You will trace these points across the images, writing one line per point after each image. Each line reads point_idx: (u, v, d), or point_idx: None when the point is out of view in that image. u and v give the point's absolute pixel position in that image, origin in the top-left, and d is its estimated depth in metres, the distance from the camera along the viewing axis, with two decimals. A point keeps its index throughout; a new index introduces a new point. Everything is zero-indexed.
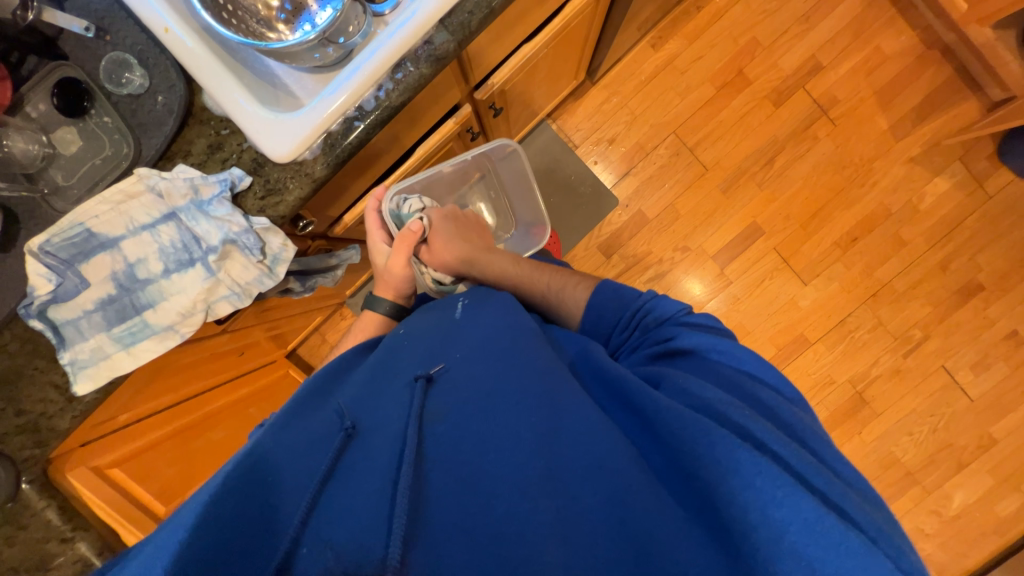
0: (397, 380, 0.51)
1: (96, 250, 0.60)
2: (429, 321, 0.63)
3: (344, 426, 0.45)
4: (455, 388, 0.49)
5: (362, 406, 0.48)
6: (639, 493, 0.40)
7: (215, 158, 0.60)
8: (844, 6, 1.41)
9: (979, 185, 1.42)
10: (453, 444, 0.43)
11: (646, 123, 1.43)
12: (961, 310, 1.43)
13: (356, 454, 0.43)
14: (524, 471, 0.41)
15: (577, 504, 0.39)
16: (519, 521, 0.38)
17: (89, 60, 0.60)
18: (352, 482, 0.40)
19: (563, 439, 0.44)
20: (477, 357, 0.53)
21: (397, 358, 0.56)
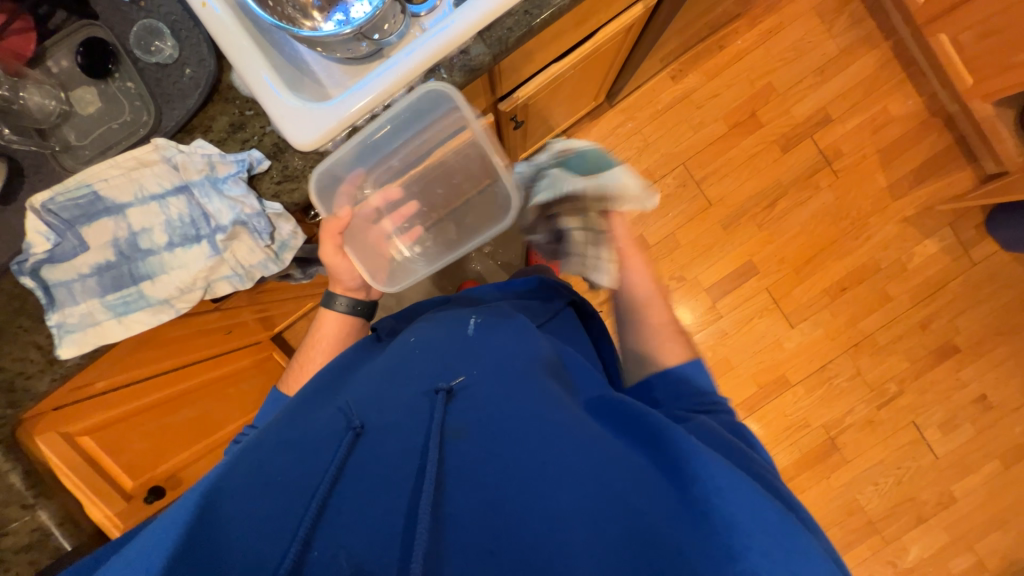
0: (412, 387, 0.51)
1: (100, 214, 0.58)
2: (441, 331, 0.62)
3: (351, 425, 0.46)
4: (471, 397, 0.50)
5: (371, 406, 0.48)
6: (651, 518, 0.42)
7: (236, 138, 0.60)
8: (858, 65, 1.46)
9: (965, 252, 1.48)
10: (469, 453, 0.44)
11: (657, 151, 1.46)
12: (935, 369, 1.48)
13: (367, 456, 0.43)
14: (539, 486, 0.42)
15: (596, 523, 0.40)
16: (534, 536, 0.39)
17: (120, 23, 0.59)
18: (366, 486, 0.41)
19: (580, 455, 0.44)
20: (494, 371, 0.53)
21: (410, 366, 0.55)
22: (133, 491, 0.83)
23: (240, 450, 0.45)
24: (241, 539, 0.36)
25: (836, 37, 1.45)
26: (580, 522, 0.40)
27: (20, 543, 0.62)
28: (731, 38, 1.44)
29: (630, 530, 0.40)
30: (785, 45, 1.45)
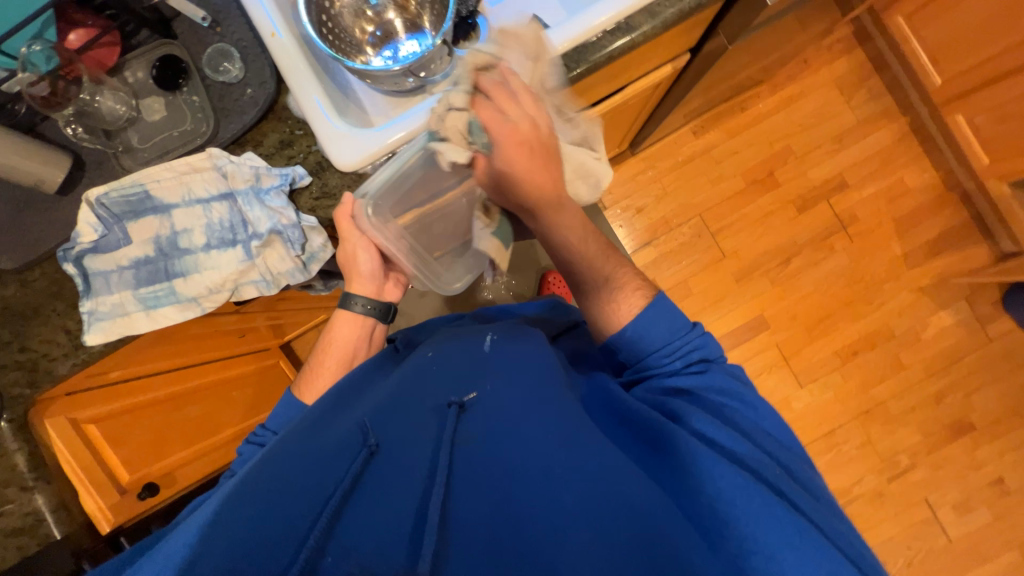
0: (426, 403, 0.53)
1: (147, 212, 0.62)
2: (456, 346, 0.64)
3: (367, 443, 0.47)
4: (485, 414, 0.51)
5: (385, 419, 0.50)
6: (659, 529, 0.42)
7: (283, 154, 0.64)
8: (877, 135, 1.50)
9: (981, 327, 1.46)
10: (480, 469, 0.46)
11: (675, 200, 1.50)
12: (949, 446, 1.44)
13: (380, 474, 0.45)
14: (547, 498, 0.43)
15: (607, 534, 0.40)
16: (542, 542, 0.40)
17: (195, 44, 0.65)
18: (378, 498, 0.43)
19: (585, 470, 0.45)
20: (506, 387, 0.55)
21: (427, 381, 0.57)
22: (127, 485, 0.82)
23: (251, 465, 0.48)
24: (259, 550, 0.38)
25: (855, 108, 1.51)
26: (591, 531, 0.40)
27: (11, 526, 0.62)
28: (752, 101, 1.51)
29: (636, 537, 0.41)
30: (805, 111, 1.51)
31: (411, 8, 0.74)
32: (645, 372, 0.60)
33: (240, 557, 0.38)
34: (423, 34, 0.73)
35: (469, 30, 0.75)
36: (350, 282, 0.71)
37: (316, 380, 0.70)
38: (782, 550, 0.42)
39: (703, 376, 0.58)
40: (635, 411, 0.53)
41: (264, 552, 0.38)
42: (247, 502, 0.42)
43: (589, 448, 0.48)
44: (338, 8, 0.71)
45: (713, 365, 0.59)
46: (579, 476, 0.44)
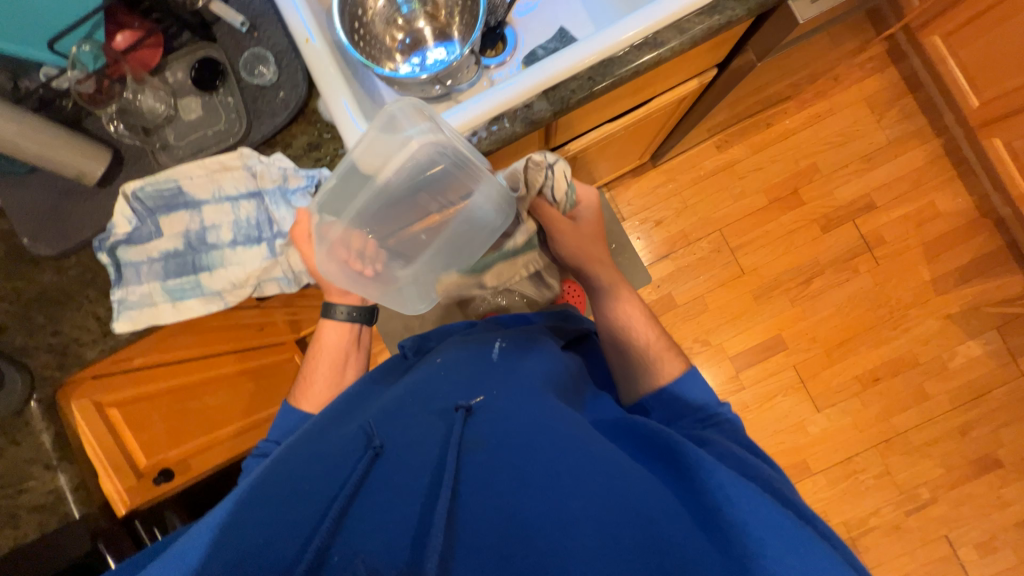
0: (436, 408, 0.54)
1: (179, 207, 0.65)
2: (467, 356, 0.65)
3: (372, 444, 0.49)
4: (492, 420, 0.52)
5: (390, 424, 0.52)
6: (670, 536, 0.41)
7: (311, 156, 0.66)
8: (908, 156, 1.46)
9: (1012, 359, 1.41)
10: (488, 473, 0.46)
11: (695, 215, 1.48)
12: (974, 481, 1.38)
13: (383, 474, 0.47)
14: (551, 498, 0.43)
15: (614, 541, 0.40)
16: (548, 547, 0.40)
17: (234, 47, 0.67)
18: (383, 494, 0.45)
19: (592, 475, 0.45)
20: (512, 394, 0.56)
21: (435, 389, 0.58)
22: (144, 469, 0.84)
23: (270, 463, 0.51)
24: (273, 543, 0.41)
25: (885, 128, 1.47)
26: (598, 537, 0.40)
27: (35, 501, 0.65)
28: (779, 117, 1.49)
29: (647, 545, 0.40)
30: (833, 130, 1.48)
31: (441, 17, 0.76)
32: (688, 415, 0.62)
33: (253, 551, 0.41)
34: (451, 42, 0.75)
35: (497, 40, 0.77)
36: (328, 293, 0.74)
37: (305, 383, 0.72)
38: (793, 558, 0.40)
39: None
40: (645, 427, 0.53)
41: (273, 545, 0.41)
42: (254, 508, 0.44)
43: (597, 456, 0.47)
44: (371, 16, 0.72)
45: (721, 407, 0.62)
46: (585, 477, 0.44)
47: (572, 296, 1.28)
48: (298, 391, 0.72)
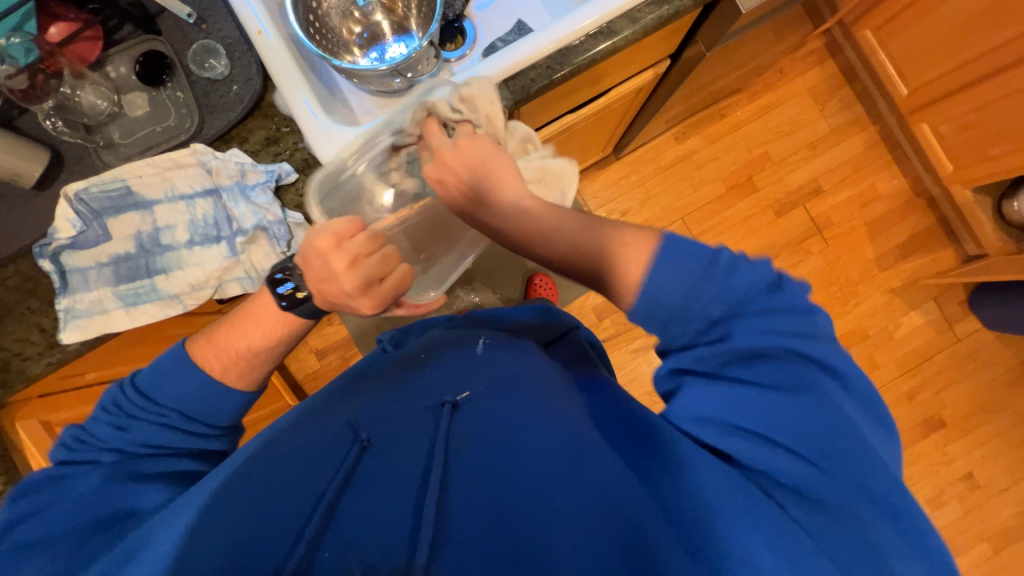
0: (424, 408, 0.56)
1: (128, 208, 0.62)
2: (450, 355, 0.66)
3: (359, 438, 0.52)
4: (477, 415, 0.54)
5: (376, 421, 0.55)
6: (642, 524, 0.41)
7: (269, 151, 0.64)
8: (849, 143, 1.56)
9: (949, 326, 1.53)
10: (474, 467, 0.48)
11: (658, 205, 1.54)
12: (922, 441, 1.50)
13: (370, 468, 0.50)
14: (536, 491, 0.45)
15: (590, 527, 0.41)
16: (527, 534, 0.41)
17: (180, 40, 0.64)
18: (370, 492, 0.47)
19: (572, 467, 0.46)
20: (499, 388, 0.57)
21: (421, 386, 0.60)
22: None
23: (251, 453, 0.52)
24: (262, 540, 0.43)
25: (828, 117, 1.57)
26: (574, 528, 0.41)
27: None
28: (731, 108, 1.56)
29: (621, 535, 0.40)
30: (781, 120, 1.57)
31: (399, 11, 0.76)
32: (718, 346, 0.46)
33: (240, 549, 0.42)
34: (409, 36, 0.74)
35: (456, 33, 0.77)
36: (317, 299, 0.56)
37: (228, 355, 0.60)
38: (763, 553, 0.38)
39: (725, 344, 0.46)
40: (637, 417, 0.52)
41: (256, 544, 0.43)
42: (228, 505, 0.46)
43: (579, 447, 0.48)
44: (326, 9, 0.71)
45: (816, 366, 0.45)
46: (561, 462, 0.47)
47: (545, 289, 1.30)
48: (214, 360, 0.59)
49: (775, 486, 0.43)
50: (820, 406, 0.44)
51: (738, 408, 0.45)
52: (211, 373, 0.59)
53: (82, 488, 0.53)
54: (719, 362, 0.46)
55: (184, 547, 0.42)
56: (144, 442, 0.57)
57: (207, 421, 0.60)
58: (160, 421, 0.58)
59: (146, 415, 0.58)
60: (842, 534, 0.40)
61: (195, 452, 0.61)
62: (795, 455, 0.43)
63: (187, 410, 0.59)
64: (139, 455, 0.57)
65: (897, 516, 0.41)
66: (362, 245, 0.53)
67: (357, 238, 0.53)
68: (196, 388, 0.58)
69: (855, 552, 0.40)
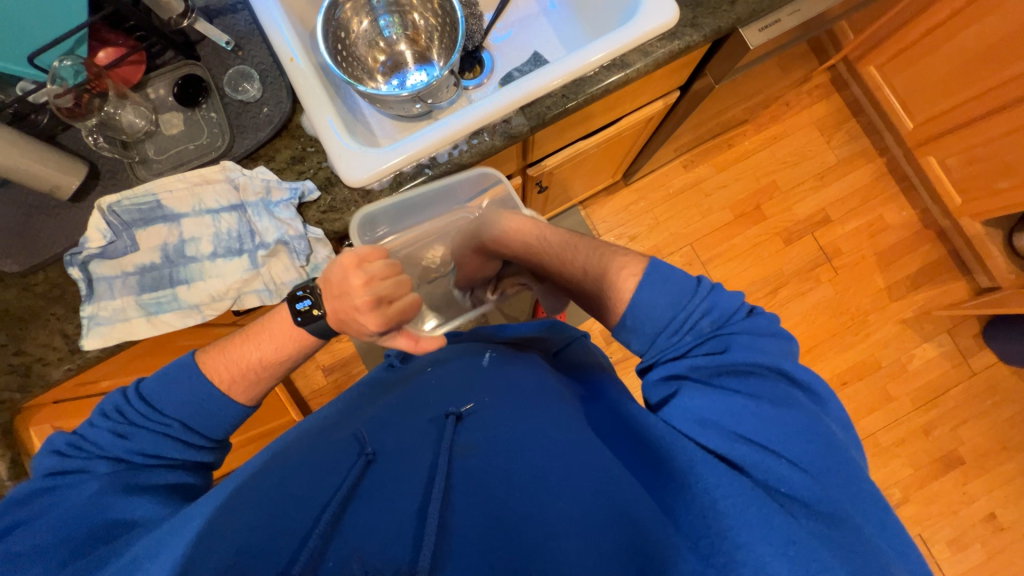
0: (430, 419, 0.57)
1: (157, 220, 0.64)
2: (456, 367, 0.68)
3: (365, 451, 0.53)
4: (481, 423, 0.55)
5: (383, 434, 0.56)
6: (648, 536, 0.41)
7: (294, 169, 0.66)
8: (857, 174, 1.58)
9: (963, 359, 1.51)
10: (475, 475, 0.48)
11: (667, 230, 1.56)
12: (941, 479, 1.47)
13: (376, 476, 0.51)
14: (540, 499, 0.44)
15: (594, 537, 0.41)
16: (530, 541, 0.41)
17: (218, 65, 0.68)
18: (374, 499, 0.48)
19: (577, 477, 0.46)
20: (503, 398, 0.58)
21: (425, 398, 0.62)
22: None
23: (257, 473, 0.54)
24: (268, 545, 0.44)
25: (835, 148, 1.59)
26: (580, 538, 0.41)
27: None
28: (738, 138, 1.60)
29: (626, 546, 0.40)
30: (788, 150, 1.59)
31: (421, 41, 0.80)
32: (690, 371, 0.51)
33: (247, 552, 0.43)
34: (430, 65, 0.79)
35: (474, 63, 0.81)
36: (331, 314, 0.60)
37: (239, 366, 0.62)
38: (777, 563, 0.37)
39: (723, 354, 0.50)
40: (640, 420, 0.51)
41: (262, 551, 0.43)
42: (231, 514, 0.47)
43: (585, 460, 0.48)
44: (353, 39, 0.75)
45: (786, 380, 0.48)
46: (567, 472, 0.47)
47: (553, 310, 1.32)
48: (224, 372, 0.61)
49: (787, 497, 0.41)
50: (810, 424, 0.45)
51: (732, 413, 0.46)
52: (219, 383, 0.61)
53: (73, 497, 0.52)
54: (713, 371, 0.49)
55: (192, 550, 0.44)
56: (145, 451, 0.57)
57: (217, 431, 0.61)
58: (162, 430, 0.58)
59: (150, 424, 0.58)
60: (853, 544, 0.39)
61: (189, 463, 0.61)
62: (796, 464, 0.42)
63: (191, 419, 0.59)
64: (131, 465, 0.57)
65: (884, 527, 0.41)
66: (381, 268, 0.60)
67: (381, 261, 0.61)
68: (201, 398, 0.59)
69: (867, 562, 0.38)
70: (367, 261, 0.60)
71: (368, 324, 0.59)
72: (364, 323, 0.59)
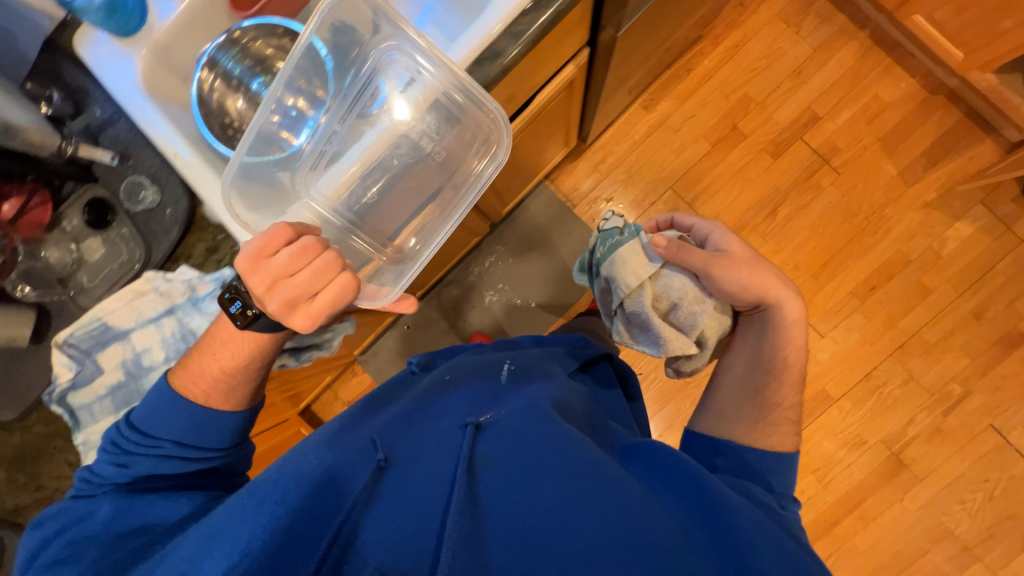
0: (451, 426, 0.60)
1: (111, 340, 0.68)
2: (472, 373, 0.71)
3: (378, 456, 0.55)
4: (500, 437, 0.58)
5: (395, 439, 0.59)
6: (667, 550, 0.47)
7: (212, 260, 0.67)
8: (839, 57, 1.41)
9: (1007, 228, 1.35)
10: (496, 490, 0.52)
11: (642, 180, 1.47)
12: (1005, 362, 1.35)
13: (391, 485, 0.54)
14: (559, 518, 0.49)
15: (615, 550, 0.46)
16: (554, 554, 0.47)
17: (115, 180, 0.69)
18: (393, 508, 0.52)
19: (596, 493, 0.50)
20: (520, 411, 0.61)
21: (441, 407, 0.64)
22: None
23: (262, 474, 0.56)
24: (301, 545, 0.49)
25: (806, 36, 1.42)
26: (602, 551, 0.46)
27: None
28: (696, 59, 1.46)
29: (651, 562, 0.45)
30: (754, 56, 1.44)
31: None
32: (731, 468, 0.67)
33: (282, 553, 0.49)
34: None
35: None
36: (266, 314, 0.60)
37: (206, 379, 0.63)
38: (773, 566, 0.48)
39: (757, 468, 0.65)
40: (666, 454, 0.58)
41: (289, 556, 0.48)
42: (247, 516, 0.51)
43: (602, 473, 0.52)
44: None
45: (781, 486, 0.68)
46: (584, 484, 0.51)
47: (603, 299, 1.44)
48: (201, 390, 0.63)
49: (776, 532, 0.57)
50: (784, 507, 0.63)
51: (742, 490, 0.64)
52: (197, 400, 0.63)
53: (98, 516, 0.58)
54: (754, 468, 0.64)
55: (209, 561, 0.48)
56: (149, 470, 0.61)
57: (217, 439, 0.64)
58: (157, 451, 0.62)
59: (146, 448, 0.62)
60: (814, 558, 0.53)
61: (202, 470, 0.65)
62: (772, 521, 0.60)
63: (185, 437, 0.62)
64: (144, 482, 0.61)
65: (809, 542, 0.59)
66: (282, 261, 0.57)
67: (277, 258, 0.57)
68: (187, 417, 0.62)
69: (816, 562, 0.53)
70: (264, 256, 0.57)
71: (293, 318, 0.58)
72: (297, 316, 0.58)
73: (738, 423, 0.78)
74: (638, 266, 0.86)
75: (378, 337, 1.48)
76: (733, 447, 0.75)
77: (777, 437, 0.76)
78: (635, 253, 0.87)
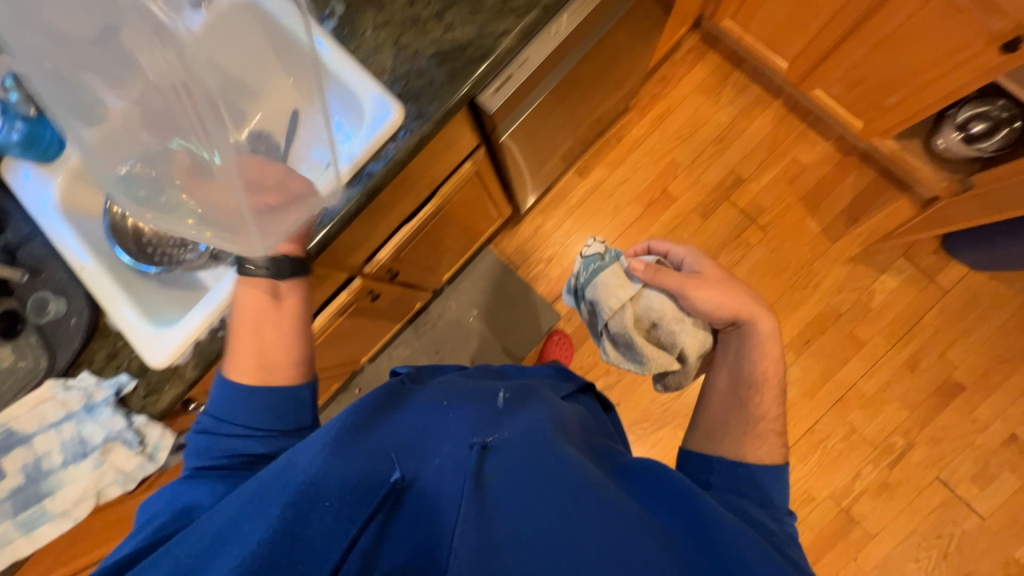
0: (457, 442, 0.54)
1: (15, 445, 0.70)
2: (466, 389, 0.65)
3: (392, 476, 0.48)
4: (508, 456, 0.52)
5: (403, 454, 0.52)
6: None
7: (112, 364, 0.73)
8: (758, 124, 1.50)
9: (930, 280, 1.39)
10: (505, 513, 0.46)
11: (581, 242, 1.54)
12: (944, 413, 1.36)
13: (399, 510, 0.47)
14: (572, 544, 0.43)
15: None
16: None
17: (27, 292, 0.74)
18: (395, 534, 0.45)
19: (606, 520, 0.45)
20: (527, 432, 0.55)
21: (444, 421, 0.58)
22: None
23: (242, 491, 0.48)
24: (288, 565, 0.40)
25: (726, 106, 1.52)
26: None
27: None
28: (625, 128, 1.55)
29: None
30: (678, 124, 1.54)
31: None
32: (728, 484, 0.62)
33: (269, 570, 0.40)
34: None
35: None
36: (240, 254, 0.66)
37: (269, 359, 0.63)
38: None
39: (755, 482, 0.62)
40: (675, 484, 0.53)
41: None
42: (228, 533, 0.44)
43: (607, 501, 0.47)
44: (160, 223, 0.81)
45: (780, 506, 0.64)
46: (591, 508, 0.46)
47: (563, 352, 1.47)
48: (249, 372, 0.62)
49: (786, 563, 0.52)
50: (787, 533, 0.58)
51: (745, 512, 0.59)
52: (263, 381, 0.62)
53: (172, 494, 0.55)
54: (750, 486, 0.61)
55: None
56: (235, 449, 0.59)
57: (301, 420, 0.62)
58: (241, 434, 0.59)
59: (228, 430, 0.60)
60: None
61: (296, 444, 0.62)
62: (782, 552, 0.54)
63: (265, 420, 0.60)
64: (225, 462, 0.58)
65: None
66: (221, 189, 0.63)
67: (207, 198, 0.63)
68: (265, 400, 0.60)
69: None
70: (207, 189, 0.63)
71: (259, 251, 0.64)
72: (263, 242, 0.64)
73: (728, 438, 0.73)
74: (618, 289, 0.82)
75: (326, 403, 1.49)
76: (726, 463, 0.70)
77: (767, 450, 0.71)
78: (615, 277, 0.82)
